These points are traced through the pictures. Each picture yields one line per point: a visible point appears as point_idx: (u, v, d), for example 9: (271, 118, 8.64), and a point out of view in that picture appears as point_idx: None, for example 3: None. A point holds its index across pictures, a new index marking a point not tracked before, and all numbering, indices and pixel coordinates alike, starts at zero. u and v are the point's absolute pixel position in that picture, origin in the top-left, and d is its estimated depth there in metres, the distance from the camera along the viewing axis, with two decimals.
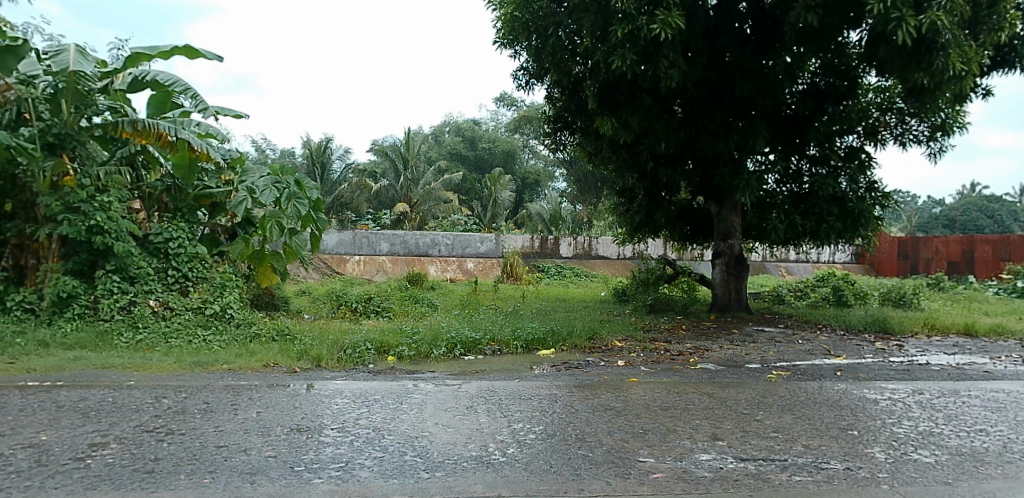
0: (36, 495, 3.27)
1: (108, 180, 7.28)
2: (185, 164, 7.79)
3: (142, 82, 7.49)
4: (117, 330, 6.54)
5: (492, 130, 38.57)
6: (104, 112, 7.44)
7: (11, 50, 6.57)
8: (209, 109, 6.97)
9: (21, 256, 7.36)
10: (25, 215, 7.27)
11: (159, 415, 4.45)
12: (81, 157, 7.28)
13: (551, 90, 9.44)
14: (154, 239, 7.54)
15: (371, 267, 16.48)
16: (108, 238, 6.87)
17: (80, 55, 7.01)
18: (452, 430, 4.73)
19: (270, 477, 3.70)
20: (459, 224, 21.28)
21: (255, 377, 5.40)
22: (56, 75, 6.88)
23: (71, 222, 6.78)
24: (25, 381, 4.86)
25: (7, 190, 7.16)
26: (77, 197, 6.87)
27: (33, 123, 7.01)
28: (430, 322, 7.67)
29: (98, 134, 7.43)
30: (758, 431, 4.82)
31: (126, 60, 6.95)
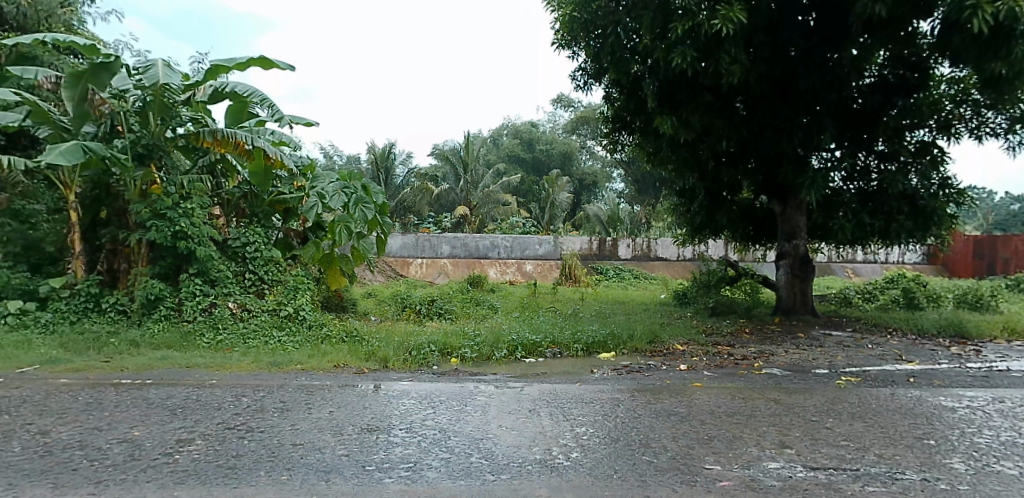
0: (131, 488, 3.46)
1: (191, 187, 7.61)
2: (260, 172, 8.09)
3: (222, 93, 7.82)
4: (199, 330, 6.83)
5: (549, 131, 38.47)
6: (187, 123, 7.70)
7: (102, 66, 6.88)
8: (284, 118, 7.08)
9: (114, 260, 7.81)
10: (118, 222, 7.75)
11: (239, 413, 4.63)
12: (167, 167, 7.65)
13: (609, 91, 9.35)
14: (233, 243, 7.88)
15: (433, 270, 16.78)
16: (191, 244, 7.19)
17: (167, 68, 7.21)
18: (516, 433, 4.73)
19: (344, 475, 3.79)
20: (518, 225, 21.27)
21: (327, 377, 5.54)
22: (143, 87, 7.19)
23: (158, 228, 7.14)
24: (120, 379, 5.14)
25: (103, 198, 7.79)
26: (163, 204, 7.22)
27: (125, 135, 7.37)
28: (491, 324, 7.71)
29: (181, 144, 7.78)
30: (828, 439, 4.64)
31: (207, 73, 7.26)
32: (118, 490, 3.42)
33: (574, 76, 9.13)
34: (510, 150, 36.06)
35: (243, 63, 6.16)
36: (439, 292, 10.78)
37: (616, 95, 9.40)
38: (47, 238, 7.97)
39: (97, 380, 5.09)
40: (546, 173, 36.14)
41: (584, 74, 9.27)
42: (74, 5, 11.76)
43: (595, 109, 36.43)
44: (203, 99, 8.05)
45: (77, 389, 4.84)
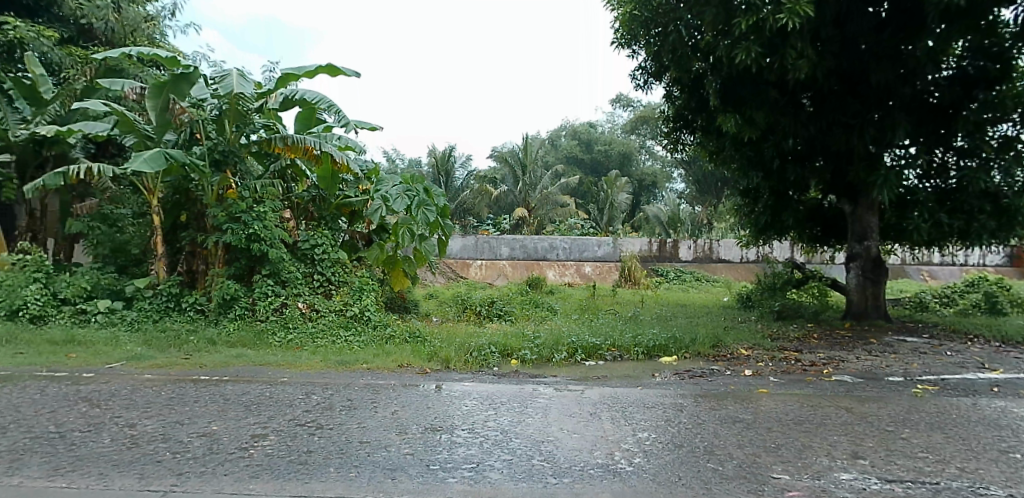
0: (209, 481, 3.61)
1: (264, 191, 7.86)
2: (329, 176, 8.31)
3: (292, 101, 8.14)
4: (271, 330, 7.09)
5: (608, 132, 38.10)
6: (260, 130, 8.07)
7: (183, 77, 7.24)
8: (350, 123, 7.20)
9: (193, 261, 8.16)
10: (196, 225, 8.10)
11: (309, 410, 4.78)
12: (241, 172, 8.00)
13: (670, 89, 9.16)
14: (303, 245, 8.04)
15: (493, 271, 16.95)
16: (264, 245, 7.45)
17: (241, 77, 7.53)
18: (577, 436, 4.68)
19: (410, 473, 3.84)
20: (576, 227, 21.21)
21: (391, 377, 5.62)
22: (220, 97, 7.54)
23: (234, 231, 7.46)
24: (199, 375, 5.38)
25: (182, 203, 8.20)
26: (239, 208, 7.51)
27: (203, 142, 7.74)
28: (550, 327, 7.66)
29: (254, 150, 8.03)
30: (905, 451, 4.38)
31: (278, 82, 7.56)
32: (197, 482, 3.57)
33: (633, 75, 8.99)
34: (569, 151, 36.23)
35: (311, 71, 6.30)
36: (498, 294, 10.82)
37: (677, 94, 9.17)
38: (133, 241, 8.45)
39: (177, 376, 5.35)
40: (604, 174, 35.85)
41: (644, 73, 9.12)
42: (157, 20, 12.50)
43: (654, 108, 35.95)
44: (275, 106, 8.37)
45: (161, 384, 5.09)
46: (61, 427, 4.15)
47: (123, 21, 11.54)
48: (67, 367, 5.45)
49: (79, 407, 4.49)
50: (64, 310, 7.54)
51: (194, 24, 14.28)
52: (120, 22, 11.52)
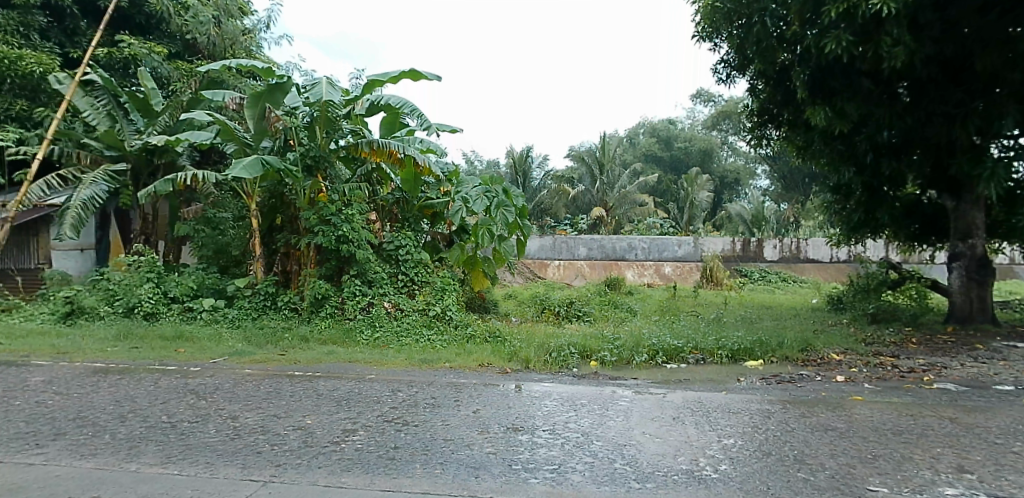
0: (304, 473, 3.76)
1: (352, 194, 8.18)
2: (411, 179, 8.43)
3: (378, 106, 8.38)
4: (359, 327, 7.33)
5: (687, 128, 37.16)
6: (348, 136, 8.36)
7: (277, 86, 7.54)
8: (433, 127, 7.20)
9: (287, 263, 8.63)
10: (291, 228, 8.52)
11: (396, 407, 4.91)
12: (332, 176, 8.25)
13: (754, 82, 8.78)
14: (388, 246, 8.34)
15: (570, 271, 16.85)
16: (352, 247, 7.75)
17: (329, 86, 7.91)
18: (660, 441, 4.58)
19: (492, 473, 3.86)
20: (655, 227, 20.80)
21: (472, 376, 5.70)
22: (312, 105, 7.93)
23: (325, 233, 7.77)
24: (294, 371, 5.64)
25: (278, 207, 8.55)
26: (329, 210, 7.82)
27: (295, 148, 7.94)
28: (630, 328, 7.52)
29: (343, 155, 8.40)
30: (1018, 466, 4.00)
31: (364, 88, 7.79)
32: (293, 474, 3.73)
33: (715, 69, 8.70)
34: (647, 149, 35.27)
35: (395, 77, 6.33)
36: (579, 295, 10.73)
37: (761, 87, 8.79)
38: (233, 243, 8.94)
39: (274, 371, 5.62)
40: (683, 171, 34.98)
41: (726, 66, 8.81)
42: (254, 33, 13.26)
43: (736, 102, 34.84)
44: (360, 112, 8.55)
45: (260, 379, 5.38)
46: (172, 418, 4.44)
47: (223, 35, 12.32)
48: (177, 361, 5.85)
49: (188, 399, 4.80)
50: (173, 307, 8.08)
51: (286, 36, 15.04)
52: (221, 35, 12.31)
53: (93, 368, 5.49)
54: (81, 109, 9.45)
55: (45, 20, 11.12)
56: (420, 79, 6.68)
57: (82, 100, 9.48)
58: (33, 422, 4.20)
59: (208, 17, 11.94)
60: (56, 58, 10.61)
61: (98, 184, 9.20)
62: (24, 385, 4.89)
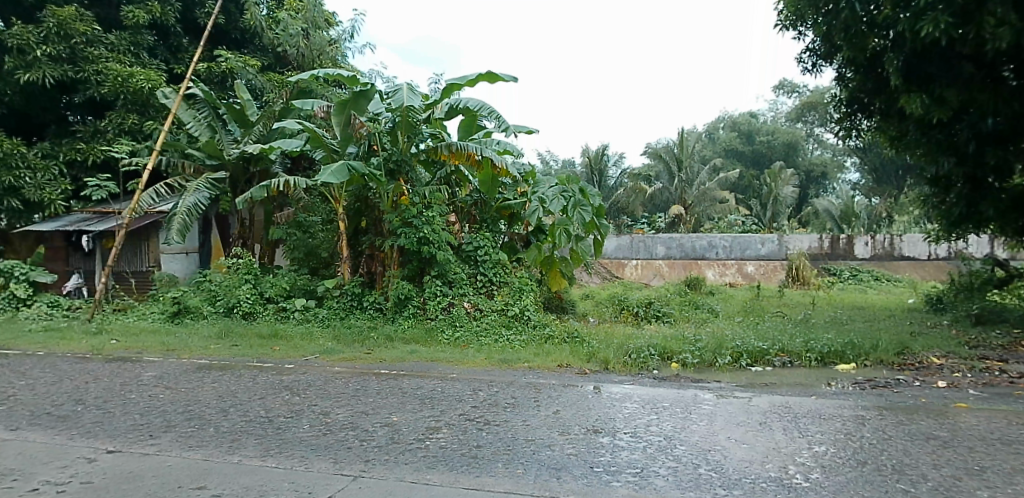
0: (391, 469, 3.86)
1: (432, 197, 8.32)
2: (488, 180, 8.62)
3: (456, 109, 8.31)
4: (440, 327, 7.49)
5: (770, 122, 35.84)
6: (427, 139, 8.46)
7: (361, 94, 7.86)
8: (511, 128, 7.13)
9: (372, 264, 8.99)
10: (375, 230, 8.80)
11: (477, 406, 4.98)
12: (412, 180, 8.41)
13: (842, 70, 8.33)
14: (467, 247, 8.46)
15: (648, 271, 16.77)
16: (433, 249, 7.91)
17: (410, 91, 7.92)
18: (747, 446, 4.40)
19: (574, 474, 3.84)
20: (737, 225, 21.27)
21: (552, 376, 5.70)
22: (393, 110, 8.04)
23: (406, 234, 7.98)
24: (380, 369, 5.82)
25: (363, 210, 8.84)
26: (410, 213, 8.03)
27: (379, 153, 8.32)
28: (713, 330, 7.30)
29: (423, 159, 8.51)
30: None
31: (443, 92, 7.89)
32: (380, 470, 3.83)
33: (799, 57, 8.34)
34: (727, 144, 34.53)
35: (472, 80, 6.38)
36: (657, 295, 10.54)
37: (849, 75, 8.35)
38: (323, 245, 9.35)
39: (361, 369, 5.82)
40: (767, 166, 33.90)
41: (812, 55, 8.40)
42: (339, 43, 13.79)
43: (821, 92, 33.24)
44: (440, 116, 8.62)
45: (348, 376, 5.59)
46: (270, 413, 4.68)
47: (311, 46, 12.82)
48: (273, 358, 6.18)
49: (283, 394, 5.04)
50: (269, 307, 8.50)
51: (369, 44, 15.42)
52: (309, 47, 12.81)
53: (198, 365, 5.87)
54: (186, 121, 10.01)
55: (152, 38, 11.97)
56: (497, 80, 6.66)
57: (186, 113, 10.03)
58: (148, 415, 4.53)
59: (297, 30, 12.48)
60: (162, 74, 11.39)
61: (200, 190, 9.73)
62: (140, 380, 5.29)
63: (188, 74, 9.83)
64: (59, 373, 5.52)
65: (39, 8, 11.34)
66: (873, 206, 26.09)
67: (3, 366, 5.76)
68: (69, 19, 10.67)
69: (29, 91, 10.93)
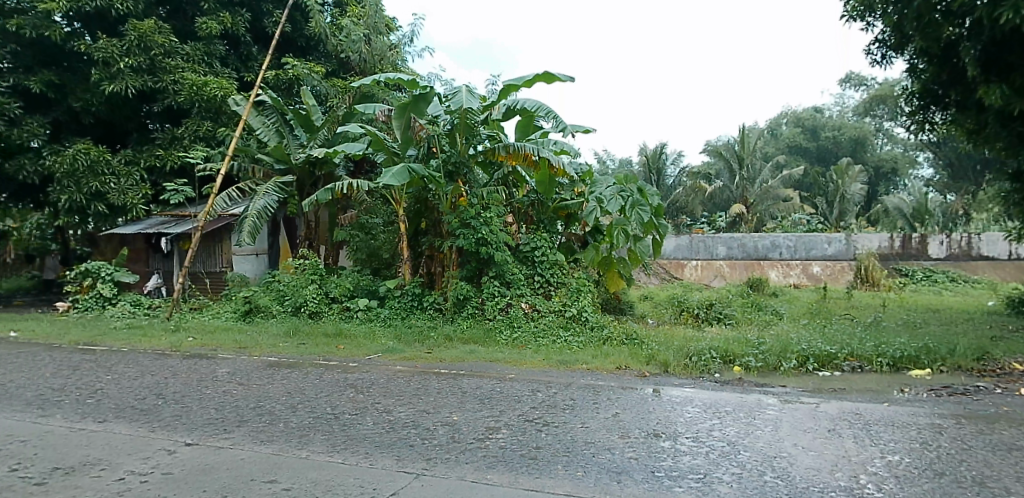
0: (452, 468, 3.89)
1: (490, 197, 8.41)
2: (545, 180, 8.61)
3: (513, 110, 8.32)
4: (499, 327, 7.53)
5: (835, 117, 34.56)
6: (485, 141, 8.55)
7: (421, 97, 7.88)
8: (568, 128, 7.07)
9: (431, 265, 9.13)
10: (434, 231, 8.93)
11: (536, 407, 4.98)
12: (471, 181, 8.58)
13: (914, 61, 7.95)
14: (524, 248, 8.49)
15: (708, 272, 16.55)
16: (491, 249, 7.97)
17: (469, 93, 7.90)
18: (815, 454, 4.23)
19: (635, 479, 3.76)
20: (803, 223, 21.53)
21: (610, 378, 5.68)
22: (452, 112, 8.14)
23: (465, 236, 8.04)
24: (440, 368, 5.91)
25: (423, 211, 8.94)
26: (469, 214, 8.09)
27: (438, 155, 8.48)
28: (777, 332, 7.10)
29: (481, 160, 8.61)
30: None
31: (501, 93, 7.88)
32: (442, 469, 3.86)
33: (867, 50, 7.98)
34: (790, 140, 33.63)
35: (529, 81, 6.35)
36: (716, 296, 10.33)
37: (922, 66, 7.95)
38: (384, 246, 9.60)
39: (422, 368, 5.91)
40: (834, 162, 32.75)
41: (881, 46, 8.03)
42: (398, 47, 14.05)
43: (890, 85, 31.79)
44: (497, 117, 8.62)
45: (409, 375, 5.71)
46: (335, 410, 4.81)
47: (373, 51, 13.10)
48: (338, 357, 6.38)
49: (348, 392, 5.18)
50: (334, 306, 8.75)
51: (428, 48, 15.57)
52: (371, 52, 13.10)
53: (268, 362, 6.09)
54: (255, 127, 10.34)
55: (223, 48, 12.47)
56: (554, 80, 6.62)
57: (256, 119, 10.39)
58: (222, 409, 4.73)
59: (359, 35, 12.80)
60: (233, 82, 11.85)
61: (269, 193, 10.06)
62: (215, 376, 5.53)
63: (257, 83, 10.23)
64: (141, 368, 5.83)
65: (121, 22, 11.90)
66: (948, 204, 24.73)
67: (91, 361, 6.13)
68: (148, 31, 11.17)
69: (112, 101, 11.54)
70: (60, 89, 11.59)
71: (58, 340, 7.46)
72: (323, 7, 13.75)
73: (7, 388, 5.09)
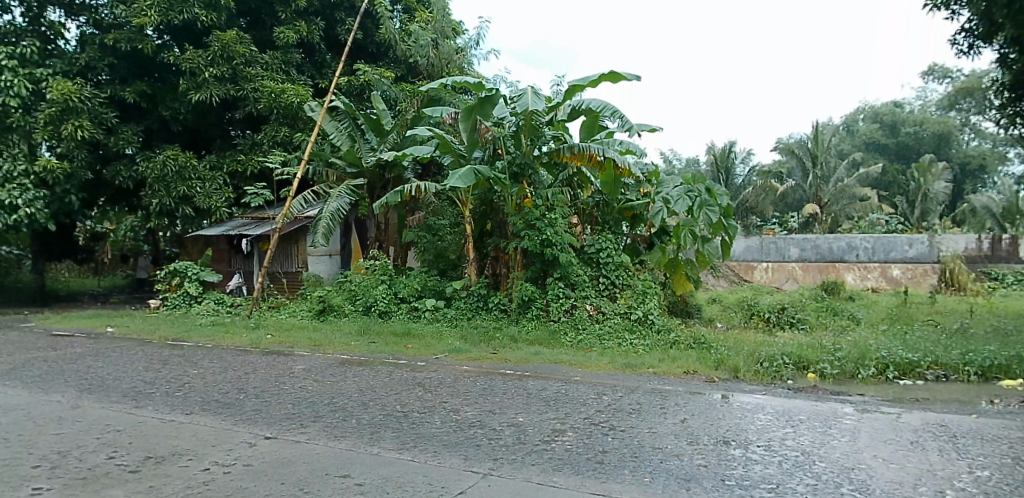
0: (517, 471, 3.87)
1: (555, 199, 8.43)
2: (610, 181, 8.49)
3: (579, 110, 8.27)
4: (564, 330, 7.52)
5: (916, 111, 32.93)
6: (550, 141, 8.48)
7: (487, 99, 7.84)
8: (634, 128, 6.97)
9: (496, 266, 9.23)
10: (500, 233, 9.04)
11: (601, 410, 4.96)
12: (536, 182, 8.57)
13: (1006, 50, 7.45)
14: (589, 250, 8.47)
15: (780, 274, 16.01)
16: (556, 250, 7.97)
17: (534, 95, 7.92)
18: (896, 466, 3.99)
19: (705, 486, 3.63)
20: (881, 223, 19.98)
21: (678, 383, 5.61)
22: (517, 114, 8.19)
23: (530, 237, 8.08)
24: (506, 369, 5.97)
25: (488, 212, 9.14)
26: (534, 215, 8.12)
27: (503, 156, 8.49)
28: (854, 338, 6.83)
29: (546, 161, 8.60)
30: None
31: (566, 94, 7.86)
32: (508, 469, 3.87)
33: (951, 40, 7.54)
34: (869, 136, 32.18)
35: (593, 81, 6.31)
36: (787, 300, 10.00)
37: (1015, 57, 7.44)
38: (451, 248, 9.64)
39: (487, 369, 6.00)
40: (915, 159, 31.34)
41: (969, 35, 7.57)
42: (464, 51, 14.23)
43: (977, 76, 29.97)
44: (564, 117, 8.64)
45: (476, 375, 5.80)
46: (406, 408, 4.92)
47: (440, 55, 13.30)
48: (407, 356, 6.53)
49: (416, 391, 5.31)
50: (403, 306, 8.95)
51: (494, 50, 15.48)
52: (438, 56, 13.32)
53: (340, 360, 6.30)
54: (329, 132, 10.80)
55: (299, 56, 12.93)
56: (620, 79, 6.52)
57: (330, 124, 10.82)
58: (299, 405, 4.92)
59: (427, 40, 12.99)
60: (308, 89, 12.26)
61: (341, 196, 10.33)
62: (292, 373, 5.76)
63: (331, 89, 10.59)
64: (224, 363, 6.15)
65: (206, 33, 12.33)
66: None
67: (180, 356, 6.51)
68: (231, 41, 11.53)
69: (199, 109, 12.06)
70: (152, 99, 12.30)
71: (150, 335, 7.95)
72: (392, 13, 13.99)
73: (106, 380, 5.46)
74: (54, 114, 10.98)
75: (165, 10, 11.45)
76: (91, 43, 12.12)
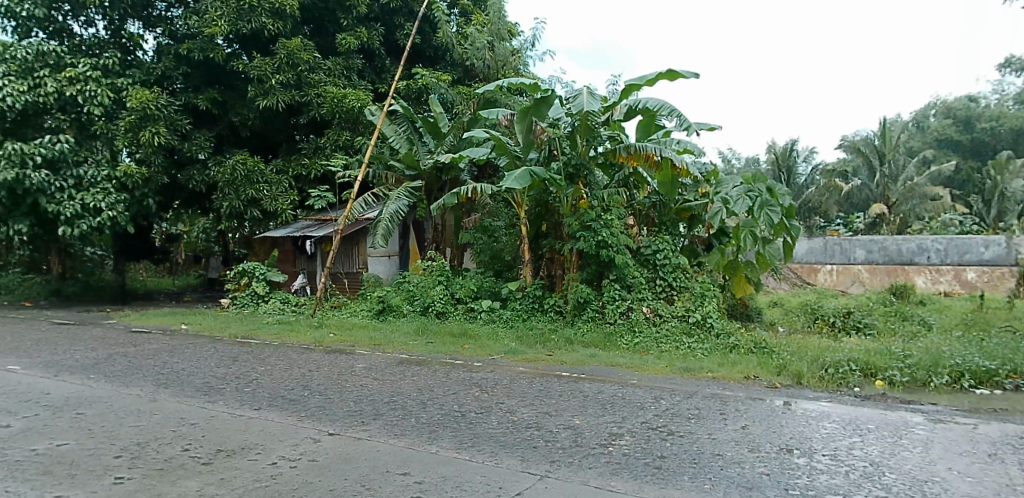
0: (573, 474, 3.85)
1: (611, 199, 8.39)
2: (668, 180, 8.39)
3: (635, 110, 8.18)
4: (620, 332, 7.48)
5: (992, 106, 31.21)
6: (606, 142, 8.44)
7: (542, 100, 7.84)
8: (694, 126, 6.82)
9: (552, 268, 9.23)
10: (555, 234, 9.04)
11: (659, 414, 4.91)
12: (592, 183, 8.57)
13: None
14: (645, 251, 8.42)
15: (845, 277, 15.96)
16: (611, 251, 7.94)
17: (590, 96, 7.85)
18: (974, 480, 3.78)
19: (768, 495, 3.53)
20: (954, 225, 19.09)
21: (738, 388, 5.53)
22: (573, 115, 8.16)
23: (586, 238, 8.07)
24: (561, 370, 6.00)
25: (544, 214, 9.09)
26: (589, 216, 8.10)
27: (558, 158, 8.49)
28: (925, 345, 6.57)
29: (601, 161, 8.56)
30: None
31: (622, 93, 7.79)
32: (565, 471, 3.85)
33: None
34: (939, 132, 30.60)
35: (651, 79, 6.22)
36: (853, 304, 9.66)
37: None
38: (506, 249, 9.75)
39: (543, 370, 6.05)
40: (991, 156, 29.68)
41: None
42: (521, 53, 14.23)
43: None
44: (620, 118, 8.54)
45: (532, 377, 5.86)
46: (463, 408, 4.98)
47: (496, 58, 13.35)
48: (463, 356, 6.63)
49: (473, 391, 5.40)
50: (460, 307, 9.08)
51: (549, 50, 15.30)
52: (494, 59, 13.39)
53: (399, 359, 6.44)
54: (388, 135, 10.88)
55: (360, 62, 13.24)
56: (679, 78, 6.39)
57: (389, 128, 10.91)
58: (361, 402, 5.06)
59: (483, 43, 13.07)
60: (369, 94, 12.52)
61: (400, 198, 10.51)
62: (353, 371, 5.92)
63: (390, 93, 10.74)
64: (289, 361, 6.38)
65: (272, 40, 12.66)
66: None
67: (248, 353, 6.80)
68: (296, 49, 11.82)
69: (266, 115, 12.51)
70: (223, 105, 12.75)
71: (220, 333, 8.30)
72: (449, 17, 14.14)
73: (181, 375, 5.75)
74: (134, 122, 11.47)
75: (235, 19, 11.83)
76: (168, 53, 12.63)
